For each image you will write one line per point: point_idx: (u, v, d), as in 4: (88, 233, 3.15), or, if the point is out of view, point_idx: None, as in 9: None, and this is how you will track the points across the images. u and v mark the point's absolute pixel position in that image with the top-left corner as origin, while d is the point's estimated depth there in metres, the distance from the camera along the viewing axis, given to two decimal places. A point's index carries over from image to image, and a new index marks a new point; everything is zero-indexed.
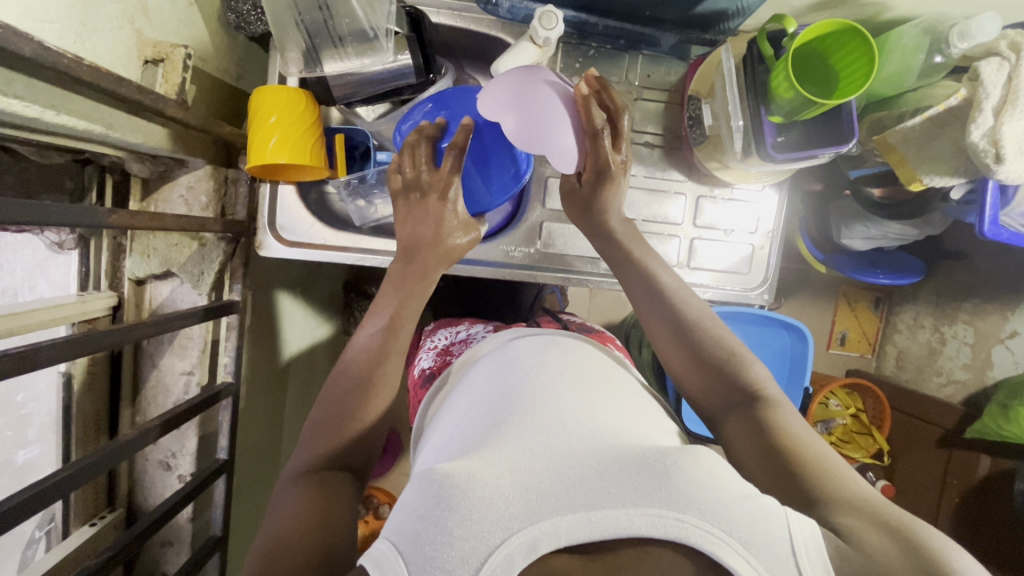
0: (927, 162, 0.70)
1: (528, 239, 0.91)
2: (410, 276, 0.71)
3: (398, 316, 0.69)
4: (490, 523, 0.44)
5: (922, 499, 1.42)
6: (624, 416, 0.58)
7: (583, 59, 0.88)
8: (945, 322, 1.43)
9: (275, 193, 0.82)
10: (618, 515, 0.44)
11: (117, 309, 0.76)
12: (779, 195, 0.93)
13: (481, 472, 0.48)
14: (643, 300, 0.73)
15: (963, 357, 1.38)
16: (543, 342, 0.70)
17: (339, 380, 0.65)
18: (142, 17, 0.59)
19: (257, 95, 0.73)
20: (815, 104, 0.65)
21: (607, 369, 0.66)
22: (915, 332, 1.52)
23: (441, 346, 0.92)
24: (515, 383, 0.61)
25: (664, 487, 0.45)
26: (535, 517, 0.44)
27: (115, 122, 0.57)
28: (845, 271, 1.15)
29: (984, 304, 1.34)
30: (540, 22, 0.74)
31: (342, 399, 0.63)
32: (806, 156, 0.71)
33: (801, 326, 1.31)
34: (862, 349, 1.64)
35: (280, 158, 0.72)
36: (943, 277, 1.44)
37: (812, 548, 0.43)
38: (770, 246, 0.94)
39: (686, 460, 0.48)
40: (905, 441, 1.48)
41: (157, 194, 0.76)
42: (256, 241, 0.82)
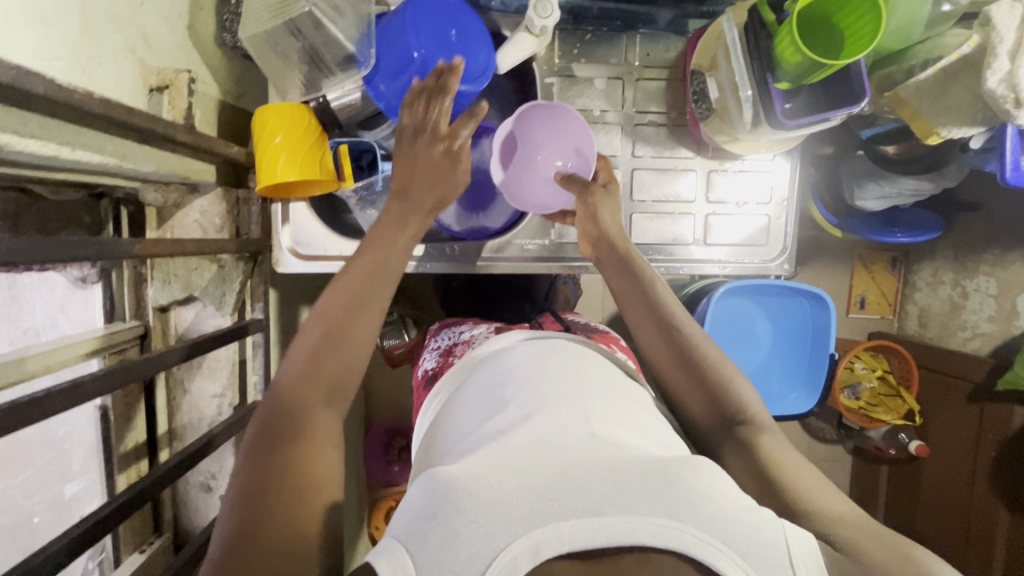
0: (943, 114, 0.69)
1: (542, 231, 0.91)
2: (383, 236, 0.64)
3: (377, 270, 0.61)
4: (495, 526, 0.43)
5: (956, 455, 1.41)
6: (633, 428, 0.58)
7: (580, 45, 0.87)
8: (968, 276, 1.41)
9: (288, 211, 0.82)
10: (620, 522, 0.44)
11: (145, 337, 0.77)
12: (791, 163, 0.92)
13: (485, 476, 0.47)
14: (643, 320, 0.73)
15: (987, 308, 1.36)
16: (543, 349, 0.70)
17: (316, 321, 0.57)
18: (143, 46, 0.59)
19: (260, 114, 0.73)
20: (825, 66, 0.64)
21: (604, 373, 0.66)
22: (936, 289, 1.50)
23: (444, 346, 0.92)
24: (515, 391, 0.61)
25: (665, 497, 0.46)
26: (536, 522, 0.44)
27: (128, 152, 0.57)
28: (862, 233, 1.14)
29: (1004, 254, 1.32)
30: (535, 12, 0.75)
31: (317, 349, 0.56)
32: (815, 121, 0.71)
33: (821, 295, 1.30)
34: (882, 311, 1.63)
35: (290, 176, 0.73)
36: (961, 230, 1.42)
37: (811, 560, 0.44)
38: (785, 218, 0.93)
39: (687, 473, 0.49)
40: (934, 398, 1.47)
41: (171, 221, 0.77)
42: (273, 258, 0.83)
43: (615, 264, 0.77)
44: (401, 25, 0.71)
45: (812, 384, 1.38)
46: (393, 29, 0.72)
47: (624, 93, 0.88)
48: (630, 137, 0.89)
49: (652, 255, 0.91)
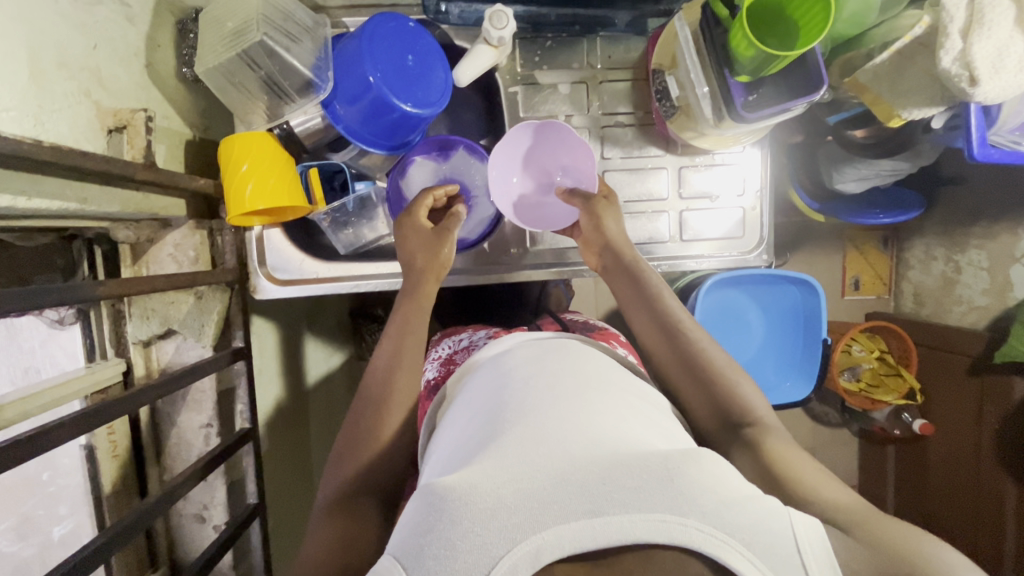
0: (905, 96, 0.69)
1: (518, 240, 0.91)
2: (410, 303, 0.74)
3: (401, 345, 0.70)
4: (493, 534, 0.44)
5: (960, 432, 1.40)
6: (633, 421, 0.57)
7: (541, 52, 0.87)
8: (958, 251, 1.41)
9: (263, 238, 0.83)
10: (620, 520, 0.44)
11: (127, 373, 0.77)
12: (762, 153, 0.92)
13: (482, 482, 0.47)
14: (649, 330, 0.74)
15: (981, 282, 1.35)
16: (541, 350, 0.69)
17: (358, 408, 0.67)
18: (99, 89, 0.60)
19: (226, 143, 0.73)
20: (779, 57, 0.65)
21: (604, 368, 0.66)
22: (928, 265, 1.50)
23: (444, 355, 0.92)
24: (513, 392, 0.60)
25: (667, 491, 0.46)
26: (538, 526, 0.44)
27: (89, 195, 0.58)
28: (844, 216, 1.14)
29: (993, 226, 1.31)
30: (490, 23, 0.76)
31: (360, 433, 0.65)
32: (779, 110, 0.70)
33: (808, 280, 1.30)
34: (878, 291, 1.62)
35: (258, 204, 0.74)
36: (949, 205, 1.42)
37: (821, 551, 0.45)
38: (759, 209, 0.93)
39: (687, 463, 0.48)
40: (934, 375, 1.47)
41: (146, 256, 0.77)
42: (251, 285, 0.83)
43: (617, 272, 0.79)
44: (358, 52, 0.71)
45: (807, 371, 1.37)
46: (350, 53, 0.72)
47: (588, 97, 0.88)
48: (598, 139, 0.89)
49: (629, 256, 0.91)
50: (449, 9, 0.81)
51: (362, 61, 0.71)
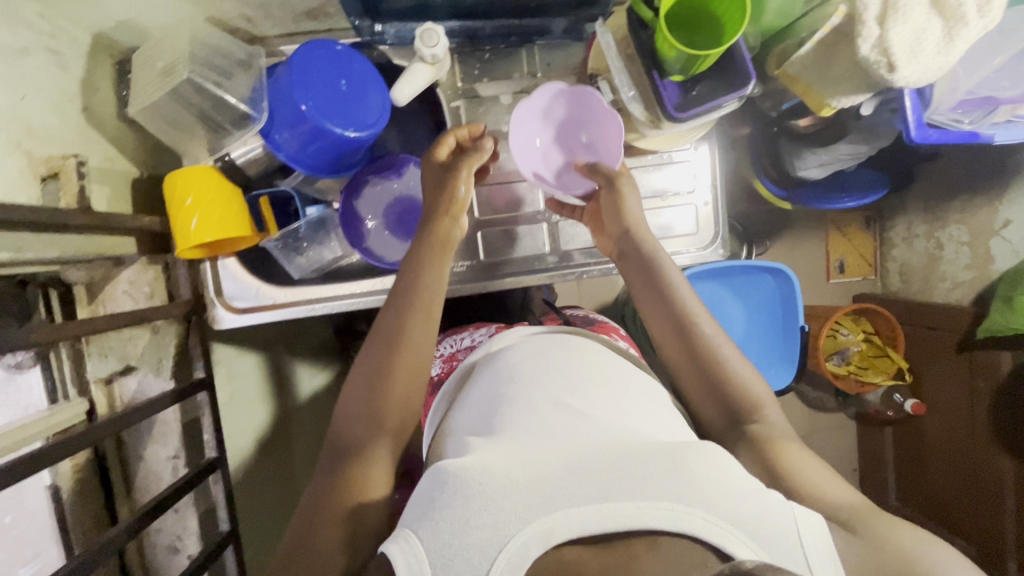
0: (833, 85, 0.69)
1: (469, 252, 0.90)
2: (413, 279, 0.70)
3: (410, 309, 0.68)
4: (504, 514, 0.45)
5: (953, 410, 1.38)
6: (638, 416, 0.58)
7: (480, 65, 0.88)
8: (940, 226, 1.39)
9: (217, 268, 0.84)
10: (627, 506, 0.44)
11: (91, 412, 0.79)
12: (711, 149, 0.92)
13: (495, 465, 0.48)
14: (662, 321, 0.72)
15: (963, 257, 1.34)
16: (549, 338, 0.69)
17: (365, 361, 0.66)
18: (30, 138, 0.61)
19: (169, 180, 0.75)
20: (700, 58, 0.66)
21: (614, 362, 0.67)
22: (911, 243, 1.48)
23: (445, 354, 0.92)
24: (523, 380, 0.61)
25: (674, 482, 0.46)
26: (548, 507, 0.45)
27: (24, 244, 0.59)
28: (809, 201, 1.15)
29: (972, 199, 1.30)
30: (422, 41, 0.77)
31: (368, 387, 0.64)
32: (710, 111, 0.71)
33: (783, 270, 1.30)
34: (864, 272, 1.60)
35: (205, 236, 0.75)
36: (926, 181, 1.40)
37: (822, 547, 0.46)
38: (711, 205, 0.93)
39: (695, 457, 0.49)
40: (924, 354, 1.44)
41: (101, 295, 0.78)
42: (209, 316, 0.84)
43: (629, 262, 0.76)
44: (289, 83, 0.73)
45: (786, 361, 1.37)
46: (283, 84, 0.74)
47: None
48: None
49: (586, 260, 0.91)
50: (384, 30, 0.82)
51: (295, 92, 0.72)
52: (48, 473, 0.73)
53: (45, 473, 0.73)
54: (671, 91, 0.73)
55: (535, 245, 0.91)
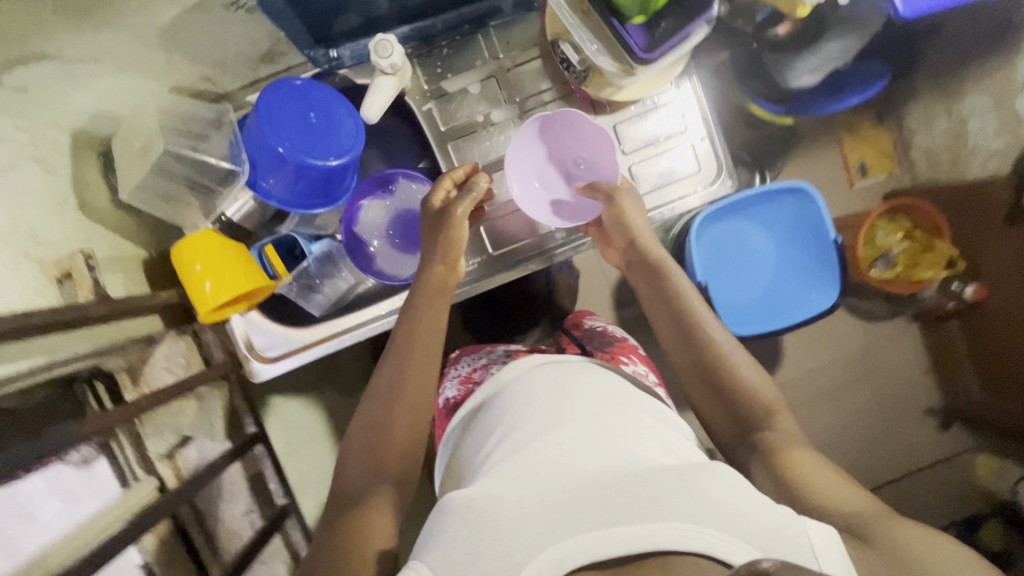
0: None
1: (478, 247, 0.89)
2: (410, 325, 0.72)
3: (407, 358, 0.69)
4: (517, 542, 0.46)
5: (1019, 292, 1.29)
6: (648, 438, 0.58)
7: (441, 62, 0.87)
8: (959, 100, 1.31)
9: (243, 324, 0.86)
10: (637, 529, 0.46)
11: (164, 486, 0.78)
12: (693, 83, 0.89)
13: (504, 494, 0.50)
14: (677, 332, 0.72)
15: (992, 125, 1.26)
16: (551, 363, 0.69)
17: (365, 415, 0.66)
18: (35, 245, 0.64)
19: (176, 252, 0.77)
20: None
21: (616, 380, 0.67)
22: (931, 125, 1.39)
23: (462, 374, 0.87)
24: (532, 406, 0.61)
25: (683, 502, 0.48)
26: (560, 535, 0.46)
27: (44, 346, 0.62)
28: (816, 109, 1.10)
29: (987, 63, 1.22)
30: (377, 53, 0.76)
31: (373, 433, 0.65)
32: (681, 44, 0.70)
33: (803, 188, 1.25)
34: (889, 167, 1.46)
35: (221, 294, 0.76)
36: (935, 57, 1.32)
37: (834, 555, 0.47)
38: (707, 140, 0.90)
39: (702, 475, 0.50)
40: (971, 236, 1.36)
41: (144, 375, 0.79)
42: (247, 373, 0.86)
43: (638, 271, 0.77)
44: (258, 129, 0.73)
45: (828, 281, 1.31)
46: (253, 131, 0.74)
47: (501, 89, 0.87)
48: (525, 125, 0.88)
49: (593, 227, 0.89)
50: (340, 53, 0.83)
51: (266, 134, 0.73)
52: (137, 552, 0.72)
53: (132, 552, 0.72)
54: (638, 36, 0.71)
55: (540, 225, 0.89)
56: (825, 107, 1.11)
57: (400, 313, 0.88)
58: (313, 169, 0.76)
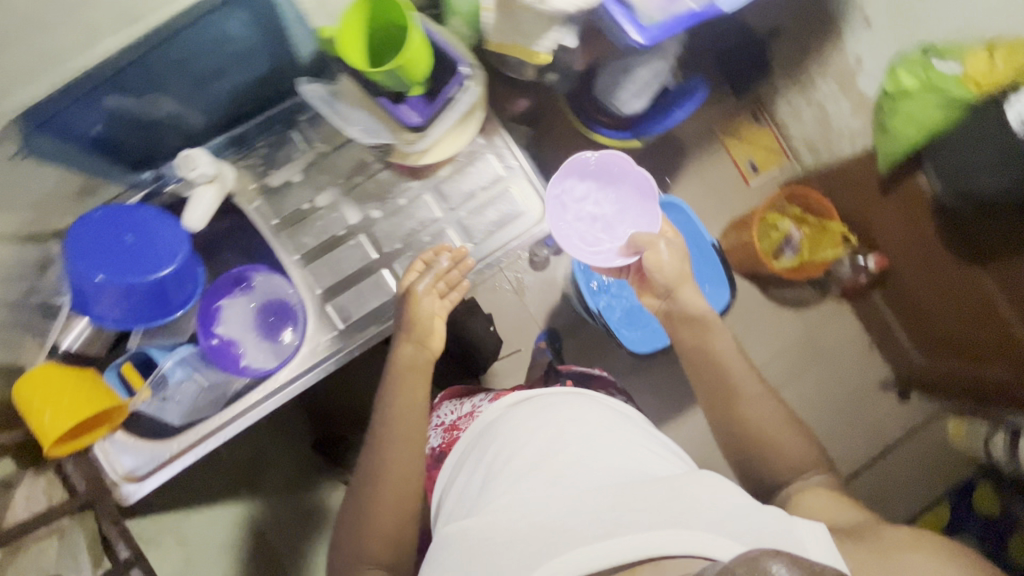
0: (528, 35, 0.71)
1: (325, 326, 0.92)
2: (382, 440, 0.76)
3: (378, 474, 0.73)
4: (520, 560, 0.57)
5: (919, 244, 1.38)
6: (633, 455, 0.68)
7: (261, 162, 0.91)
8: (810, 87, 1.46)
9: (108, 445, 0.86)
10: (630, 541, 0.55)
11: None
12: (509, 137, 0.95)
13: (498, 520, 0.61)
14: (717, 400, 0.78)
15: (846, 107, 1.39)
16: (515, 397, 0.80)
17: (354, 487, 0.76)
18: None
19: (18, 391, 0.78)
20: (406, 64, 0.72)
21: (600, 414, 0.75)
22: (799, 114, 1.54)
23: (447, 421, 0.89)
24: (523, 407, 0.76)
25: (673, 510, 0.58)
26: (548, 554, 0.56)
27: None
28: (650, 130, 1.23)
29: (823, 52, 1.37)
30: (184, 169, 0.82)
31: (355, 505, 0.74)
32: (447, 105, 0.79)
33: (672, 202, 1.30)
34: (776, 160, 1.64)
35: (65, 425, 0.77)
36: (780, 54, 1.50)
37: (822, 542, 0.56)
38: (531, 181, 0.94)
39: (691, 483, 0.62)
40: (867, 201, 1.46)
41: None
42: (116, 499, 0.86)
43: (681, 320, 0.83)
44: (71, 260, 0.76)
45: (717, 282, 1.33)
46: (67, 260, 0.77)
47: (322, 175, 0.93)
48: (353, 203, 0.93)
49: None
50: (161, 172, 0.89)
51: (76, 263, 0.76)
52: None
53: None
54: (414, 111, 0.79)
55: (383, 294, 0.92)
56: (662, 124, 1.23)
57: (259, 403, 0.90)
58: (140, 287, 0.80)
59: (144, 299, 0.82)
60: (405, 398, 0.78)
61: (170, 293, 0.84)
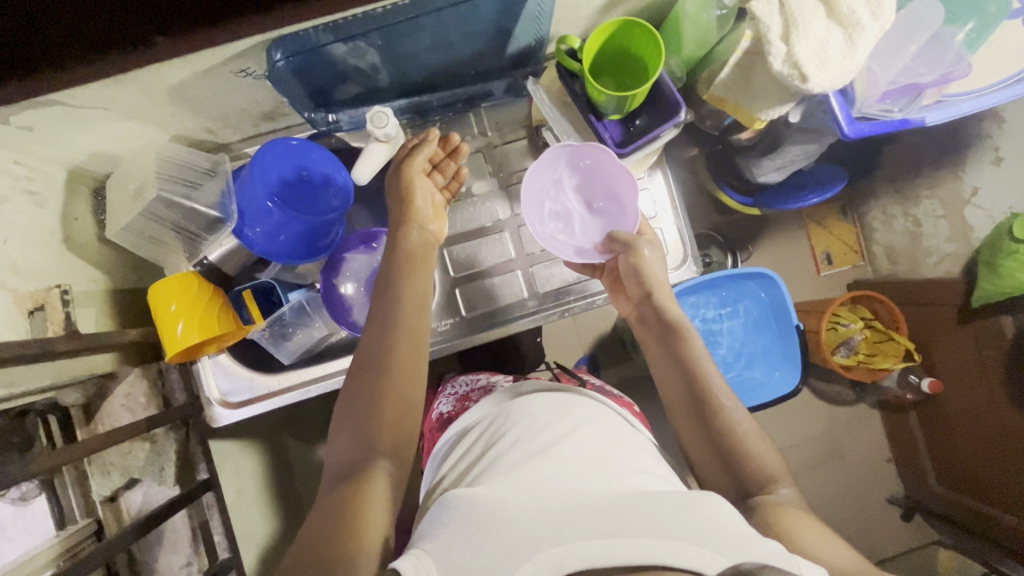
0: (756, 100, 0.74)
1: (450, 310, 0.92)
2: (384, 334, 0.67)
3: (382, 381, 0.64)
4: (516, 542, 0.48)
5: (965, 373, 1.33)
6: (640, 476, 0.61)
7: (433, 134, 0.94)
8: (912, 203, 1.42)
9: (210, 364, 0.86)
10: (635, 540, 0.46)
11: (101, 530, 0.79)
12: (666, 175, 0.98)
13: (506, 501, 0.53)
14: (686, 408, 0.72)
15: (942, 230, 1.37)
16: (549, 390, 0.77)
17: (347, 399, 0.65)
18: (15, 277, 0.66)
19: (154, 289, 0.77)
20: (629, 97, 0.72)
21: (617, 434, 0.69)
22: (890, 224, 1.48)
23: (461, 392, 0.92)
24: (534, 404, 0.72)
25: (679, 521, 0.49)
26: (553, 540, 0.48)
27: (17, 376, 0.64)
28: (775, 206, 1.25)
29: (936, 172, 1.39)
30: (372, 123, 0.79)
31: (354, 417, 0.63)
32: (649, 142, 0.78)
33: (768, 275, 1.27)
34: (851, 260, 1.56)
35: (192, 338, 0.77)
36: (892, 164, 1.46)
37: None
38: (676, 227, 0.97)
39: (699, 502, 0.53)
40: (930, 328, 1.41)
41: (99, 414, 0.81)
42: (207, 417, 0.85)
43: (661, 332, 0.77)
44: (252, 181, 0.78)
45: (789, 363, 1.33)
46: (249, 179, 0.78)
47: (484, 163, 0.95)
48: (507, 199, 0.95)
49: (564, 298, 0.93)
50: (338, 118, 0.87)
51: (254, 186, 0.78)
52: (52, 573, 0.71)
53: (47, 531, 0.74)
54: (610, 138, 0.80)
55: (512, 294, 0.93)
56: (787, 204, 1.25)
57: None
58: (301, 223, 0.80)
59: (295, 235, 0.82)
60: (411, 283, 0.71)
61: (320, 237, 0.84)
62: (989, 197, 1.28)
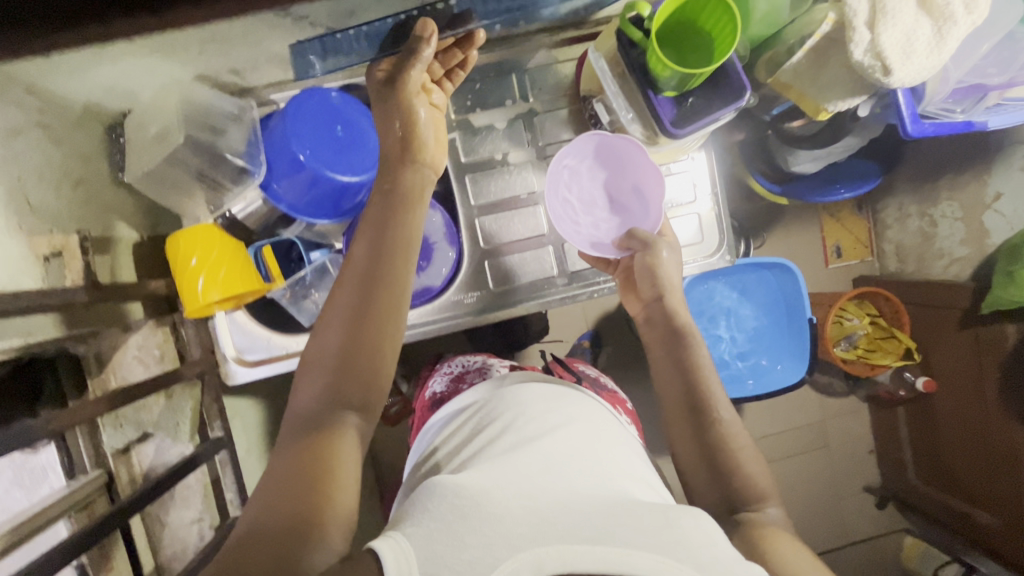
0: (825, 90, 0.71)
1: (477, 283, 0.90)
2: (379, 248, 0.58)
3: (367, 293, 0.57)
4: (499, 536, 0.46)
5: (960, 379, 1.31)
6: (627, 477, 0.59)
7: (472, 96, 0.88)
8: (930, 204, 1.37)
9: (228, 320, 0.82)
10: (621, 552, 0.45)
11: (113, 484, 0.73)
12: (709, 157, 0.94)
13: (492, 491, 0.50)
14: (682, 411, 0.72)
15: (958, 232, 1.32)
16: (543, 380, 0.75)
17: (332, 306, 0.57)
18: (32, 220, 0.62)
19: (175, 240, 0.75)
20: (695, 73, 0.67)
21: (609, 432, 0.67)
22: (904, 222, 1.44)
23: (456, 370, 0.90)
24: (528, 392, 0.70)
25: (662, 535, 0.48)
26: (537, 540, 0.46)
27: (34, 327, 0.61)
28: (806, 196, 1.22)
29: (960, 174, 1.30)
30: None
31: (334, 334, 0.57)
32: (707, 123, 0.73)
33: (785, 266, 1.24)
34: (860, 255, 1.56)
35: (212, 295, 0.75)
36: (913, 161, 1.41)
37: None
38: (713, 213, 0.94)
39: (686, 516, 0.51)
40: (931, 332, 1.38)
41: (111, 363, 0.73)
42: (222, 374, 0.83)
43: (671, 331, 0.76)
44: (284, 133, 0.73)
45: (796, 355, 1.31)
46: (281, 132, 0.74)
47: (524, 132, 0.89)
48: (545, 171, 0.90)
49: (595, 278, 0.91)
50: None
51: (285, 139, 0.73)
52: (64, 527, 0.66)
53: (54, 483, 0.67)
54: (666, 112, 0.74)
55: (541, 270, 0.90)
56: (819, 195, 1.21)
57: None
58: (331, 181, 0.75)
59: (322, 196, 0.77)
60: (412, 222, 0.60)
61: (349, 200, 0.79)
62: (1012, 203, 1.20)
